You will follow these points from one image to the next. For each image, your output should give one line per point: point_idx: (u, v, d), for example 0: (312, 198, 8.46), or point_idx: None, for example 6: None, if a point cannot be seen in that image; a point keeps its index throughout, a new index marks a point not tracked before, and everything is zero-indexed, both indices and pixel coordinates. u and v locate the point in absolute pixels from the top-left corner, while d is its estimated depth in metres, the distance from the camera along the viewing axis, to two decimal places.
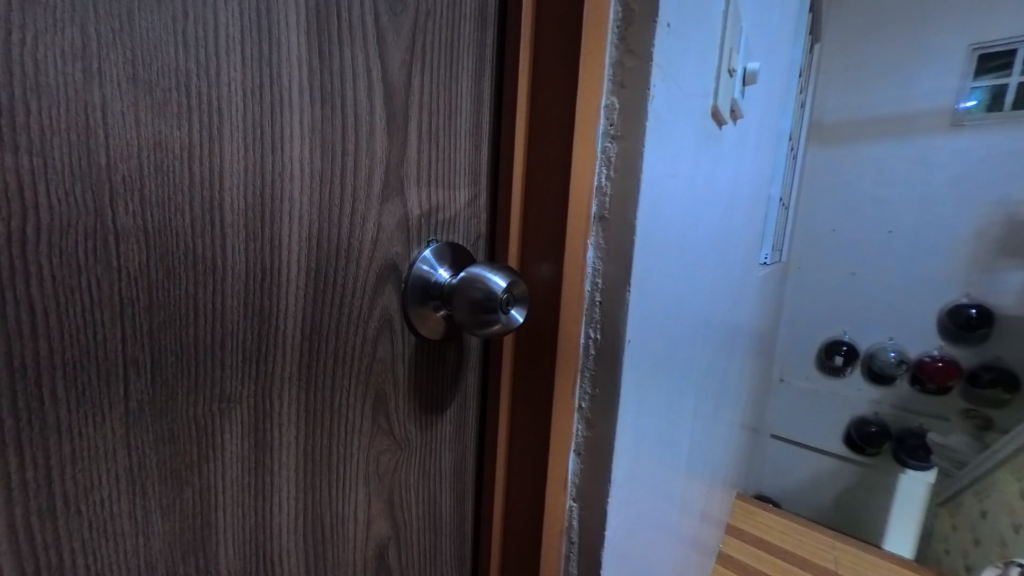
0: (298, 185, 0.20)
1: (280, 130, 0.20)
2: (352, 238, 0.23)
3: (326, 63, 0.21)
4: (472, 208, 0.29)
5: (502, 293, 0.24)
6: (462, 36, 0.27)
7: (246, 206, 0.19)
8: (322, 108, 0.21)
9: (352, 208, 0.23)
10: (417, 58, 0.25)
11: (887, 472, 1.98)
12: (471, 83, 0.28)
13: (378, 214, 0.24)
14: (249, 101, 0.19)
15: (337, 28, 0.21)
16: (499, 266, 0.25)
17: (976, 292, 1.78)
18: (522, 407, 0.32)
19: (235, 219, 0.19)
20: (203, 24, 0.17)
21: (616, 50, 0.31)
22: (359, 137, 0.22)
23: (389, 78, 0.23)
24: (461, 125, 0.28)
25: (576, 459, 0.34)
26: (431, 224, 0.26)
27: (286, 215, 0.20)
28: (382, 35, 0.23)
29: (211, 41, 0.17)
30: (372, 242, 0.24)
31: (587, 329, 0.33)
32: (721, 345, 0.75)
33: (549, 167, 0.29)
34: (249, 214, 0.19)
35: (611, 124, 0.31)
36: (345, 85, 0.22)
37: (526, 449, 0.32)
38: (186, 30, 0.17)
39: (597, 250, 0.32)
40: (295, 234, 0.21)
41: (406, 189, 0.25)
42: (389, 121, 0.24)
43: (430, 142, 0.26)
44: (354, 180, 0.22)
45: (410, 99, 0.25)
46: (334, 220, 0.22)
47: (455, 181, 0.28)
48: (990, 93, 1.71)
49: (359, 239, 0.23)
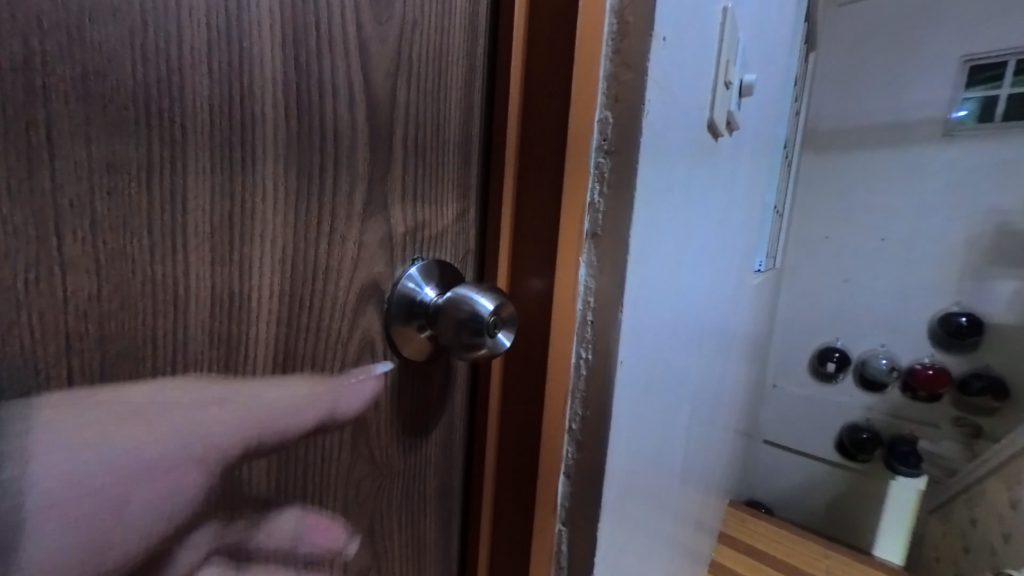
0: (273, 206, 0.19)
1: (255, 149, 0.19)
2: (331, 259, 0.22)
3: (301, 78, 0.20)
4: (461, 223, 0.28)
5: (489, 315, 0.23)
6: (452, 46, 0.26)
7: (212, 228, 0.18)
8: (298, 124, 0.20)
9: (332, 224, 0.21)
10: (403, 68, 0.24)
11: (879, 478, 1.99)
12: (460, 93, 0.27)
13: (359, 232, 0.23)
14: (218, 114, 0.17)
15: (313, 38, 0.20)
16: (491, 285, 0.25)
17: (968, 300, 1.80)
18: (513, 429, 0.31)
19: (199, 242, 0.18)
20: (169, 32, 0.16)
21: (611, 62, 0.29)
22: (339, 154, 0.21)
23: (372, 90, 0.22)
24: (450, 139, 0.27)
25: (566, 483, 0.32)
26: (417, 240, 0.25)
27: (258, 235, 0.19)
28: (365, 45, 0.22)
29: (180, 53, 0.16)
30: (354, 261, 0.22)
31: (579, 349, 0.31)
32: (717, 351, 0.76)
33: (542, 181, 0.29)
34: (216, 234, 0.18)
35: (605, 138, 0.30)
36: (324, 98, 0.21)
37: (515, 466, 0.31)
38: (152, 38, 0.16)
39: (589, 267, 0.31)
40: (267, 256, 0.20)
41: (391, 206, 0.24)
42: (373, 133, 0.23)
43: (417, 158, 0.25)
44: (333, 198, 0.21)
45: (395, 112, 0.24)
46: (312, 240, 0.21)
47: (443, 198, 0.27)
48: (980, 104, 1.74)
49: (338, 259, 0.22)
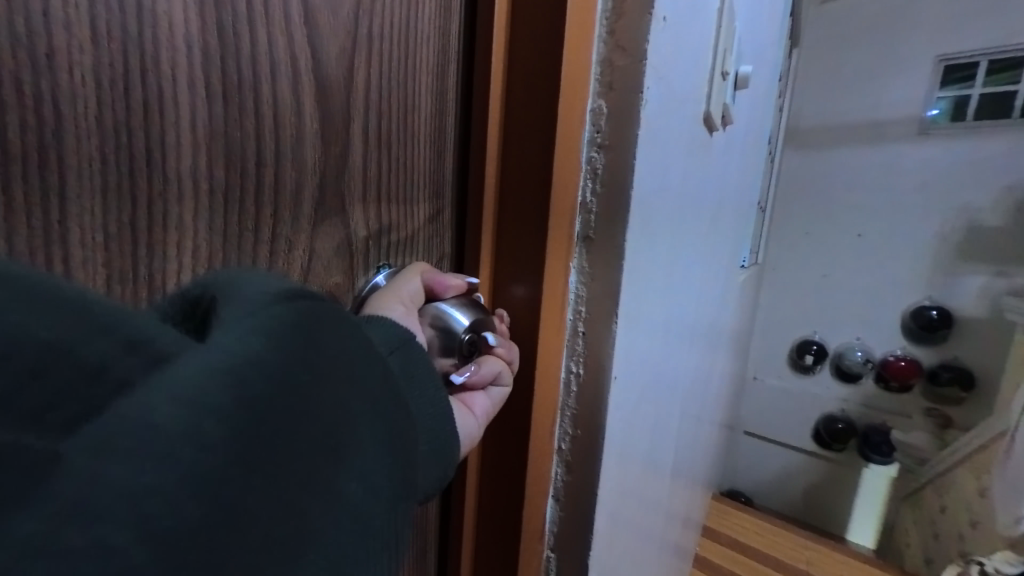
0: (189, 201, 0.18)
1: (165, 132, 0.17)
2: (271, 259, 0.21)
3: (226, 47, 0.18)
4: (434, 225, 0.28)
5: (462, 332, 0.25)
6: (423, 19, 0.24)
7: (109, 225, 0.16)
8: (226, 106, 0.18)
9: (273, 223, 0.21)
10: (361, 43, 0.22)
11: (851, 466, 2.06)
12: (432, 81, 0.25)
13: (310, 236, 0.22)
14: (92, 124, 0.15)
15: (235, 6, 0.18)
16: (459, 297, 0.26)
17: (938, 295, 1.85)
18: (493, 444, 0.29)
19: (88, 244, 0.16)
20: (73, 170, 0.15)
21: (604, 45, 0.26)
22: (279, 142, 0.20)
23: (322, 71, 0.21)
24: (420, 126, 0.25)
25: (554, 505, 0.31)
26: (383, 247, 0.25)
27: (170, 235, 0.18)
28: (312, 11, 0.20)
29: (68, 129, 0.15)
30: (303, 266, 0.22)
31: (569, 363, 0.29)
32: (702, 346, 0.74)
33: (526, 181, 0.26)
34: (105, 230, 0.16)
35: (598, 131, 0.27)
36: (259, 77, 0.19)
37: (498, 491, 0.30)
38: (43, 227, 0.15)
39: (579, 274, 0.28)
40: (179, 256, 0.18)
41: (351, 209, 0.23)
42: (324, 121, 0.21)
43: (381, 152, 0.24)
44: (271, 195, 0.20)
45: (352, 90, 0.22)
46: (237, 240, 0.20)
47: (414, 197, 0.26)
48: (953, 103, 1.78)
49: (284, 263, 0.21)
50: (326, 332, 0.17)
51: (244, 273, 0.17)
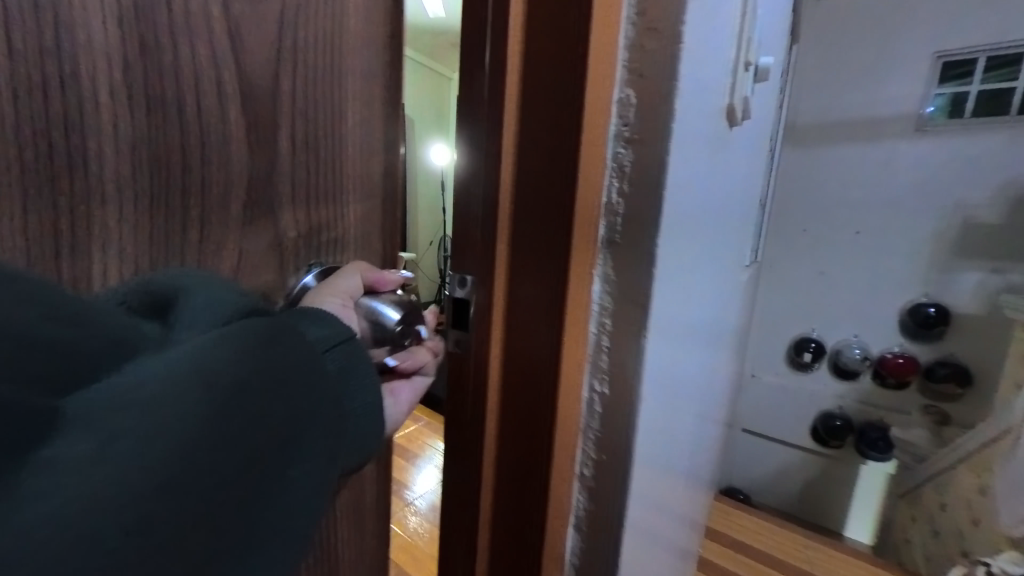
0: (119, 197, 0.21)
1: (94, 134, 0.20)
2: (201, 254, 0.24)
3: (150, 58, 0.21)
4: (365, 223, 0.31)
5: (394, 324, 0.30)
6: (347, 34, 0.28)
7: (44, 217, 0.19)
8: (152, 112, 0.21)
9: (199, 214, 0.23)
10: (285, 55, 0.26)
11: (849, 462, 2.05)
12: (361, 96, 0.29)
13: (240, 234, 0.25)
14: (27, 148, 0.18)
15: (157, 23, 0.21)
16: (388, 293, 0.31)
17: (935, 292, 1.85)
18: (509, 459, 0.27)
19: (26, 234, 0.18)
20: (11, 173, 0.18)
21: (633, 26, 0.24)
22: (206, 144, 0.23)
23: (246, 80, 0.24)
24: (348, 130, 0.29)
25: (576, 538, 0.28)
26: (314, 248, 0.29)
27: (105, 227, 0.21)
28: (235, 27, 0.23)
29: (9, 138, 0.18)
30: (234, 260, 0.25)
31: (594, 381, 0.26)
32: (712, 349, 0.71)
33: (542, 182, 0.24)
34: (45, 219, 0.19)
35: (626, 123, 0.24)
36: (183, 85, 0.22)
37: (515, 518, 0.28)
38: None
39: (605, 284, 0.25)
40: (113, 245, 0.21)
41: (280, 210, 0.27)
42: (251, 126, 0.25)
43: (308, 156, 0.27)
44: (199, 190, 0.23)
45: (276, 98, 0.25)
46: (168, 232, 0.22)
47: (344, 199, 0.30)
48: (950, 99, 1.77)
49: (215, 258, 0.24)
50: (263, 334, 0.22)
51: (196, 284, 0.22)
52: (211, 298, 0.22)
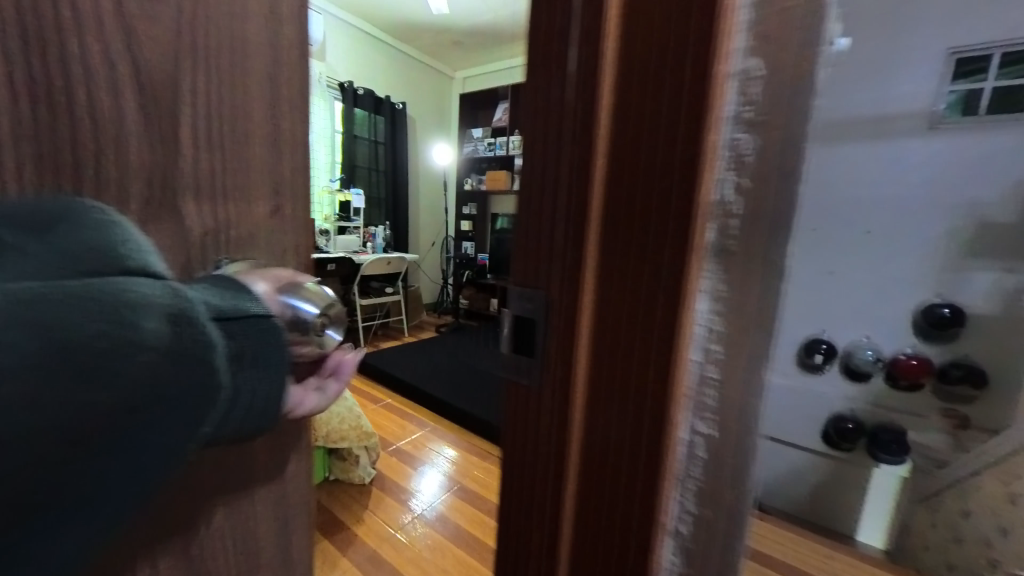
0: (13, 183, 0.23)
1: None
2: None
3: (43, 50, 0.22)
4: (275, 216, 0.34)
5: (313, 318, 0.33)
6: (250, 35, 0.31)
7: None
8: (45, 102, 0.23)
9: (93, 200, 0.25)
10: (187, 52, 0.28)
11: (860, 465, 1.96)
12: (264, 88, 0.32)
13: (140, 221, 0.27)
14: None
15: (42, 14, 0.22)
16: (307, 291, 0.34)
17: (948, 292, 1.81)
18: (606, 436, 0.30)
19: None
20: None
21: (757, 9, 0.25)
22: (103, 134, 0.25)
23: (144, 73, 0.26)
24: (256, 127, 0.32)
25: (681, 512, 0.30)
26: (219, 243, 0.31)
27: None
28: (131, 22, 0.25)
29: None
30: None
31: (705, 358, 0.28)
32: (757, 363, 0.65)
33: (655, 173, 0.26)
34: None
35: (745, 108, 0.26)
36: (78, 77, 0.24)
37: (615, 493, 0.30)
38: None
39: (718, 266, 0.27)
40: None
41: (183, 201, 0.29)
42: (148, 116, 0.27)
43: (211, 147, 0.30)
44: (95, 177, 0.25)
45: (177, 92, 0.28)
46: None
47: (253, 192, 0.32)
48: (964, 96, 1.72)
49: None
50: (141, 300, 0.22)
51: (82, 225, 0.23)
52: (99, 236, 0.23)
